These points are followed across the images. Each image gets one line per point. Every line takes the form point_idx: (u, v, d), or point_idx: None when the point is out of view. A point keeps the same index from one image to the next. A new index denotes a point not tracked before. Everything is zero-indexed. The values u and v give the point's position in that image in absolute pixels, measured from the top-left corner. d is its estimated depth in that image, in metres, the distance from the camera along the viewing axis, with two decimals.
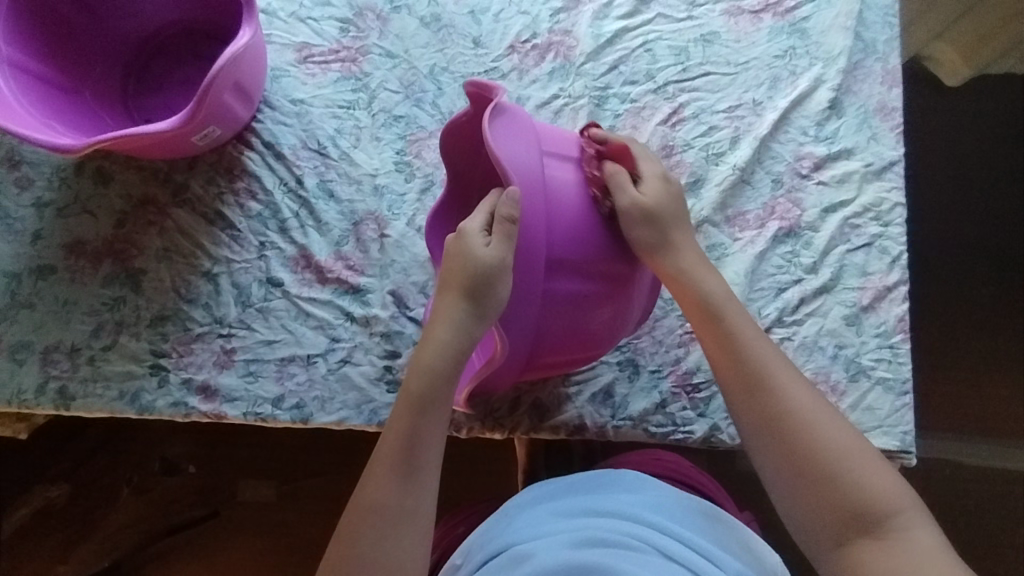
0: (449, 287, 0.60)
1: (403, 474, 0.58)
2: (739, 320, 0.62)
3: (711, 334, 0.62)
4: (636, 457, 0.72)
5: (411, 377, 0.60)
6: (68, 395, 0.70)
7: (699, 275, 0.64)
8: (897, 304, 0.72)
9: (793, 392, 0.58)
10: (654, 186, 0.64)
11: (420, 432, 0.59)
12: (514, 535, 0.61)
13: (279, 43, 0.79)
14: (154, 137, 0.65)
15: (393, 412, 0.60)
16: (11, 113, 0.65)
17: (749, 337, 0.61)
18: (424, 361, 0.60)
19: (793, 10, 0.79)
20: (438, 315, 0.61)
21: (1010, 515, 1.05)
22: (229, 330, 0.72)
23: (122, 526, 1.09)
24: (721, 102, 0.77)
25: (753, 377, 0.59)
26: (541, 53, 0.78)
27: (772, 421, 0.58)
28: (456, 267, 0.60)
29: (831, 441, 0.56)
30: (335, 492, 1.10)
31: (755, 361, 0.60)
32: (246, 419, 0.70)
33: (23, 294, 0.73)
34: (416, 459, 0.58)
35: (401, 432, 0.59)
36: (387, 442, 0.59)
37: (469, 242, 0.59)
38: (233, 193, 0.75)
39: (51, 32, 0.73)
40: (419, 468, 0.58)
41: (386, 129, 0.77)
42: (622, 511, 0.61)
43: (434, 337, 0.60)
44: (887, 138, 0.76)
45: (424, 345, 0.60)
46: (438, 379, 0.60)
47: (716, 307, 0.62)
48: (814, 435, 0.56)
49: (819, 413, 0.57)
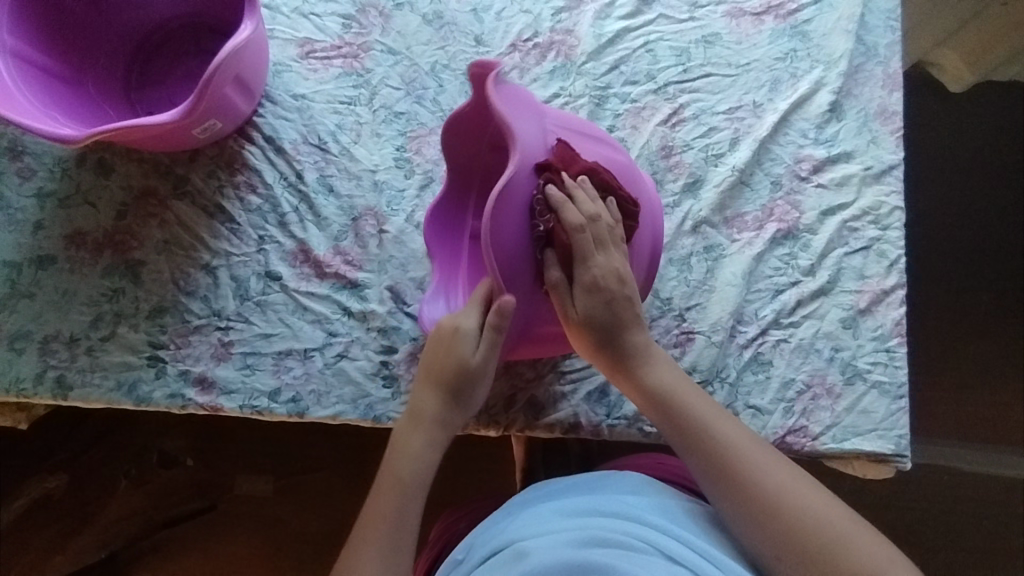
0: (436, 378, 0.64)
1: (387, 554, 0.59)
2: (699, 404, 0.62)
3: (673, 429, 0.62)
4: (639, 461, 0.73)
5: (393, 462, 0.63)
6: (66, 384, 0.71)
7: (653, 366, 0.64)
8: (894, 308, 0.72)
9: (767, 478, 0.58)
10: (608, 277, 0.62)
11: (403, 514, 0.61)
12: (515, 532, 0.61)
13: (282, 38, 0.79)
14: (154, 129, 0.65)
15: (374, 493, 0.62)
16: (13, 102, 0.66)
17: (713, 422, 0.61)
18: (409, 448, 0.63)
19: (795, 13, 0.79)
20: (425, 403, 0.64)
21: (1006, 521, 1.05)
22: (227, 323, 0.72)
23: (118, 519, 1.10)
24: (721, 103, 0.77)
25: (721, 468, 0.59)
26: (542, 52, 0.79)
27: (749, 509, 0.57)
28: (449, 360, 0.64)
29: (814, 522, 0.55)
30: (332, 487, 1.10)
31: (720, 449, 0.60)
32: (243, 412, 0.70)
33: (23, 284, 0.73)
34: (399, 536, 0.60)
35: (384, 513, 0.61)
36: (369, 518, 0.61)
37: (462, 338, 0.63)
38: (233, 186, 0.75)
39: (56, 23, 0.74)
40: (401, 549, 0.60)
41: (387, 125, 0.77)
42: (624, 512, 0.60)
43: (422, 423, 0.64)
44: (887, 142, 0.76)
45: (408, 431, 0.64)
46: (422, 468, 0.63)
47: (670, 401, 0.62)
48: (796, 518, 0.56)
49: (791, 494, 0.57)
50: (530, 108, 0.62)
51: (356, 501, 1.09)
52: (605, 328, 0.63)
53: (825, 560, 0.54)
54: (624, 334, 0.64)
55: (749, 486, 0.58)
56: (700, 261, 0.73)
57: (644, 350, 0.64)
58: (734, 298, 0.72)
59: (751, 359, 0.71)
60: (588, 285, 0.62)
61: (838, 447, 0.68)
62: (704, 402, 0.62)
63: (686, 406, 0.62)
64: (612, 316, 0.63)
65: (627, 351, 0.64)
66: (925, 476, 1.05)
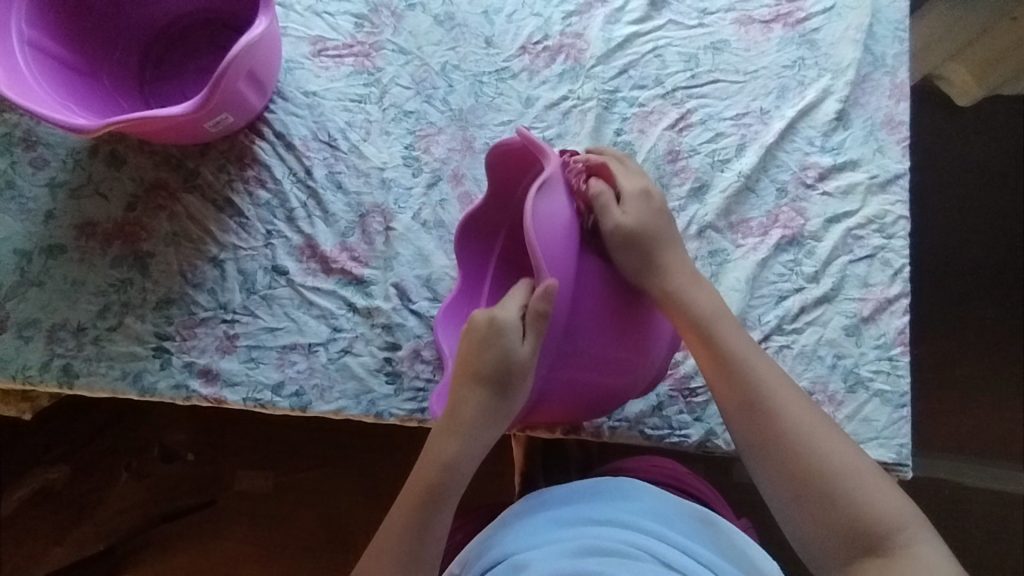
0: (475, 376, 0.62)
1: (409, 568, 0.62)
2: (730, 336, 0.64)
3: (701, 351, 0.64)
4: (632, 463, 0.72)
5: (426, 467, 0.63)
6: (72, 372, 0.71)
7: (689, 288, 0.65)
8: (897, 316, 0.72)
9: (783, 413, 0.61)
10: (635, 202, 0.65)
11: (429, 526, 0.62)
12: (512, 544, 0.61)
13: (295, 35, 0.80)
14: (168, 122, 0.66)
15: (404, 494, 0.64)
16: (30, 92, 0.67)
17: (744, 354, 0.63)
18: (442, 455, 0.63)
19: (804, 22, 0.80)
20: (463, 405, 0.63)
21: (1006, 537, 1.05)
22: (232, 316, 0.73)
23: (119, 511, 1.11)
24: (729, 109, 0.78)
25: (752, 400, 0.62)
26: (552, 55, 0.79)
27: (755, 433, 0.61)
28: (487, 359, 0.62)
29: (820, 459, 0.59)
30: (332, 485, 1.10)
31: (745, 381, 0.62)
32: (246, 404, 0.71)
33: (32, 273, 0.74)
34: (422, 545, 0.62)
35: (410, 523, 0.62)
36: (397, 522, 0.63)
37: (503, 334, 0.61)
38: (243, 180, 0.76)
39: (73, 15, 0.75)
40: (424, 560, 0.62)
41: (396, 124, 0.78)
42: (617, 519, 0.61)
43: (457, 428, 0.63)
44: (893, 151, 0.76)
45: (444, 436, 0.63)
46: (453, 474, 0.63)
47: (705, 325, 0.64)
48: (803, 453, 0.59)
49: (816, 436, 0.60)
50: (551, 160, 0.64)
51: (357, 501, 1.10)
52: (644, 238, 0.64)
53: (840, 498, 0.58)
54: (661, 251, 0.65)
55: (767, 417, 0.61)
56: (704, 266, 0.74)
57: (682, 272, 0.65)
58: (737, 303, 0.72)
59: None
60: (635, 194, 0.65)
61: None
62: (734, 332, 0.64)
63: (718, 335, 0.64)
64: (648, 230, 0.65)
65: (664, 270, 0.65)
66: (926, 489, 1.04)
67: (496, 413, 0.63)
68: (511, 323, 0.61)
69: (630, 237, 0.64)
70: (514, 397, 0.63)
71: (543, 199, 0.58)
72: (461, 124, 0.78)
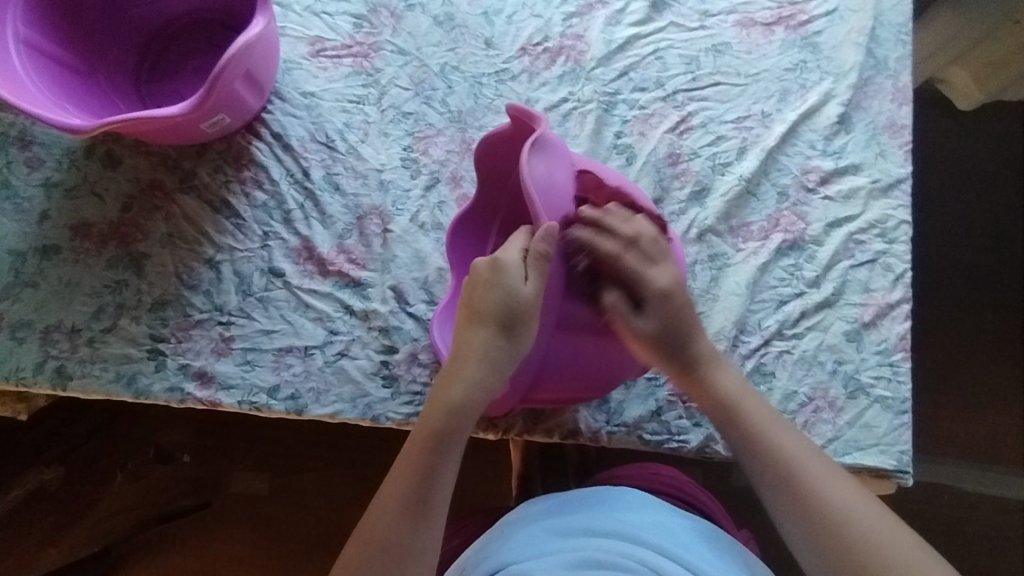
0: (479, 314, 0.59)
1: (415, 517, 0.56)
2: (760, 416, 0.60)
3: (733, 438, 0.61)
4: (632, 472, 0.71)
5: (431, 413, 0.59)
6: (66, 374, 0.71)
7: (715, 369, 0.62)
8: (899, 322, 0.71)
9: (823, 491, 0.56)
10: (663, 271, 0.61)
11: (436, 471, 0.57)
12: (510, 555, 0.60)
13: (293, 36, 0.79)
14: (164, 122, 0.65)
15: (407, 446, 0.59)
16: (25, 93, 0.66)
17: (776, 435, 0.59)
18: (447, 399, 0.58)
19: (806, 24, 0.79)
20: (467, 348, 0.59)
21: (1007, 543, 1.04)
22: (228, 318, 0.72)
23: (112, 514, 1.10)
24: (730, 112, 0.77)
25: (784, 475, 0.57)
26: (552, 57, 0.79)
27: (799, 514, 0.56)
28: (489, 298, 0.58)
29: (867, 533, 0.54)
30: (328, 487, 1.10)
31: (778, 462, 0.58)
32: (241, 408, 0.70)
33: (27, 273, 0.73)
34: (426, 497, 0.57)
35: (415, 470, 0.57)
36: (401, 473, 0.58)
37: (505, 272, 0.58)
38: (240, 181, 0.76)
39: (68, 14, 0.74)
40: (431, 510, 0.57)
41: (394, 125, 0.77)
42: (618, 531, 0.60)
43: (461, 371, 0.59)
44: (895, 156, 0.76)
45: (447, 381, 0.59)
46: (460, 418, 0.58)
47: (733, 406, 0.61)
48: (847, 531, 0.54)
49: (853, 507, 0.55)
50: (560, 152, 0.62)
51: (354, 504, 1.09)
52: (672, 342, 0.61)
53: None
54: (694, 338, 0.62)
55: (807, 497, 0.56)
56: (704, 270, 0.73)
57: (710, 354, 0.63)
58: (737, 308, 0.71)
59: (753, 369, 0.70)
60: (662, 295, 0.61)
61: (840, 461, 0.68)
62: (764, 412, 0.61)
63: (746, 414, 0.61)
64: (680, 328, 0.61)
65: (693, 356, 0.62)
66: (925, 494, 1.04)
67: (502, 356, 0.59)
68: (513, 261, 0.58)
69: (660, 343, 0.61)
70: (518, 341, 0.59)
71: (535, 161, 0.58)
72: (460, 126, 0.77)
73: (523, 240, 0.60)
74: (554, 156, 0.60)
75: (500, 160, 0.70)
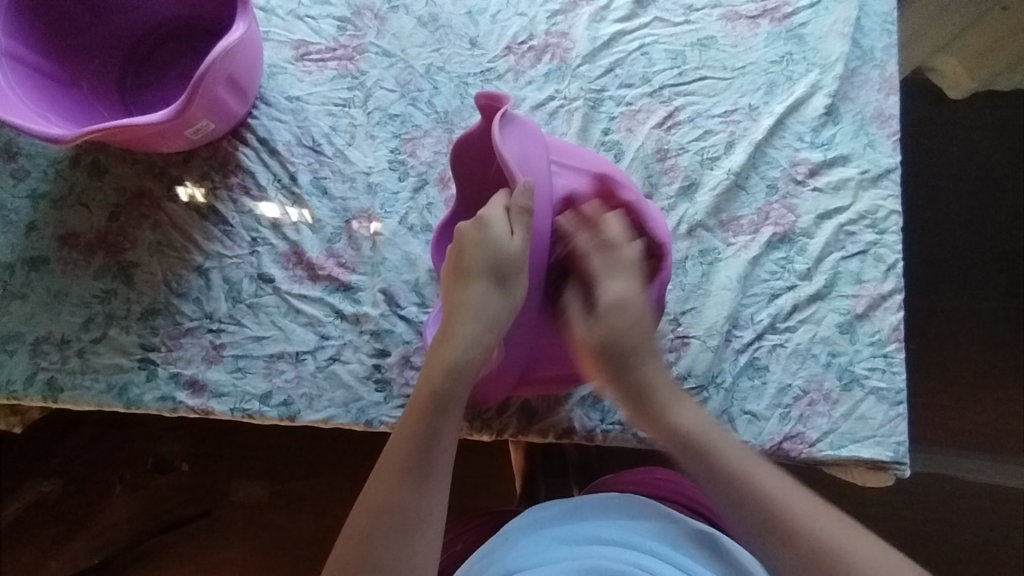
0: (474, 270, 0.59)
1: (417, 478, 0.55)
2: (731, 454, 0.57)
3: (705, 480, 0.57)
4: (633, 478, 0.71)
5: (428, 376, 0.58)
6: (56, 387, 0.70)
7: (673, 413, 0.59)
8: (892, 313, 0.71)
9: (812, 529, 0.53)
10: (610, 311, 0.60)
11: (437, 432, 0.57)
12: (515, 562, 0.58)
13: (277, 40, 0.79)
14: (147, 129, 0.64)
15: (410, 407, 0.58)
16: (6, 102, 0.66)
17: (750, 472, 0.56)
18: (444, 356, 0.58)
19: (791, 16, 0.79)
20: (462, 306, 0.59)
21: (1009, 532, 1.04)
22: (218, 325, 0.72)
23: (113, 524, 1.10)
24: (717, 106, 0.77)
25: (767, 518, 0.54)
26: (537, 55, 0.79)
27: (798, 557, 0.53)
28: (478, 255, 0.59)
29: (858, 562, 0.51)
30: (326, 492, 1.09)
31: (765, 507, 0.54)
32: (233, 415, 0.69)
33: (15, 286, 0.73)
34: (430, 454, 0.56)
35: (417, 430, 0.57)
36: (401, 439, 0.57)
37: (492, 228, 0.58)
38: (226, 188, 0.75)
39: (50, 24, 0.74)
40: (434, 471, 0.56)
41: (381, 127, 0.77)
42: (625, 540, 0.59)
43: (457, 327, 0.59)
44: (884, 146, 0.76)
45: (444, 341, 0.59)
46: (460, 374, 0.58)
47: (699, 446, 0.58)
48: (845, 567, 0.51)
49: (842, 541, 0.52)
50: (534, 131, 0.61)
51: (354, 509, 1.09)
52: (619, 351, 0.60)
53: None
54: (638, 365, 0.61)
55: (795, 537, 0.53)
56: (695, 265, 0.73)
57: (667, 388, 0.61)
58: (729, 303, 0.71)
59: (747, 364, 0.70)
60: (608, 307, 0.61)
61: (836, 454, 0.67)
62: (733, 449, 0.57)
63: (717, 453, 0.57)
64: (632, 336, 0.60)
65: (647, 389, 0.60)
66: (926, 485, 1.04)
67: (498, 312, 0.58)
68: (498, 217, 0.58)
69: (607, 349, 0.60)
70: (512, 296, 0.59)
71: (507, 137, 0.58)
72: (447, 126, 0.77)
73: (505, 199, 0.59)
74: (528, 127, 0.60)
75: (478, 149, 0.68)
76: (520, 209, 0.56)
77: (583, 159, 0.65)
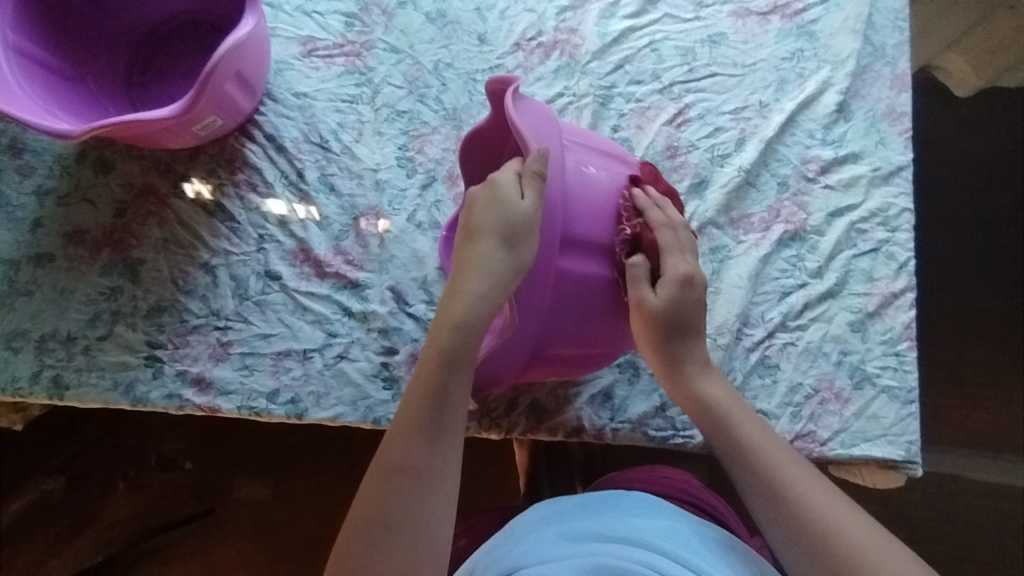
0: (481, 230, 0.58)
1: (430, 436, 0.55)
2: (749, 428, 0.59)
3: (724, 447, 0.60)
4: (641, 475, 0.71)
5: (437, 333, 0.57)
6: (62, 384, 0.70)
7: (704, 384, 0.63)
8: (903, 311, 0.71)
9: (810, 503, 0.54)
10: (672, 286, 0.62)
11: (448, 391, 0.56)
12: (518, 558, 0.57)
13: (284, 36, 0.78)
14: (153, 126, 0.64)
15: (420, 364, 0.57)
16: (13, 98, 0.65)
17: (762, 445, 0.58)
18: (452, 314, 0.57)
19: (802, 12, 0.78)
20: (470, 263, 0.58)
21: (1015, 533, 1.03)
22: (225, 322, 0.71)
23: (117, 522, 1.09)
24: (727, 103, 0.77)
25: (769, 485, 0.56)
26: (546, 51, 0.78)
27: (793, 527, 0.54)
28: (488, 214, 0.58)
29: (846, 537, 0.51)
30: (332, 491, 1.09)
31: (767, 476, 0.56)
32: (240, 413, 0.69)
33: (21, 283, 0.72)
34: (443, 413, 0.56)
35: (428, 387, 0.56)
36: (412, 398, 0.56)
37: (502, 190, 0.57)
38: (234, 185, 0.75)
39: (58, 19, 0.74)
40: (445, 429, 0.56)
41: (389, 124, 0.76)
42: (635, 538, 0.57)
43: (466, 286, 0.57)
44: (895, 143, 0.75)
45: (452, 299, 0.58)
46: (470, 332, 0.57)
47: (719, 415, 0.61)
48: (834, 539, 0.52)
49: (836, 519, 0.53)
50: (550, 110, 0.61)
51: None
52: (677, 327, 0.63)
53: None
54: (686, 342, 0.64)
55: (795, 508, 0.54)
56: (706, 263, 0.72)
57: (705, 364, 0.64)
58: (740, 301, 0.71)
59: (758, 363, 0.69)
60: (674, 278, 0.62)
61: (847, 453, 0.67)
62: (754, 426, 0.60)
63: (736, 423, 0.60)
64: (684, 312, 0.63)
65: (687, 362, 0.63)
66: (934, 486, 1.03)
67: (506, 270, 0.57)
68: (509, 180, 0.58)
69: (663, 321, 0.62)
70: (521, 256, 0.57)
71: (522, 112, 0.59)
72: (454, 124, 0.77)
73: (518, 165, 0.59)
74: (541, 107, 0.60)
75: (496, 132, 0.68)
76: (533, 172, 0.56)
77: (596, 141, 0.65)
